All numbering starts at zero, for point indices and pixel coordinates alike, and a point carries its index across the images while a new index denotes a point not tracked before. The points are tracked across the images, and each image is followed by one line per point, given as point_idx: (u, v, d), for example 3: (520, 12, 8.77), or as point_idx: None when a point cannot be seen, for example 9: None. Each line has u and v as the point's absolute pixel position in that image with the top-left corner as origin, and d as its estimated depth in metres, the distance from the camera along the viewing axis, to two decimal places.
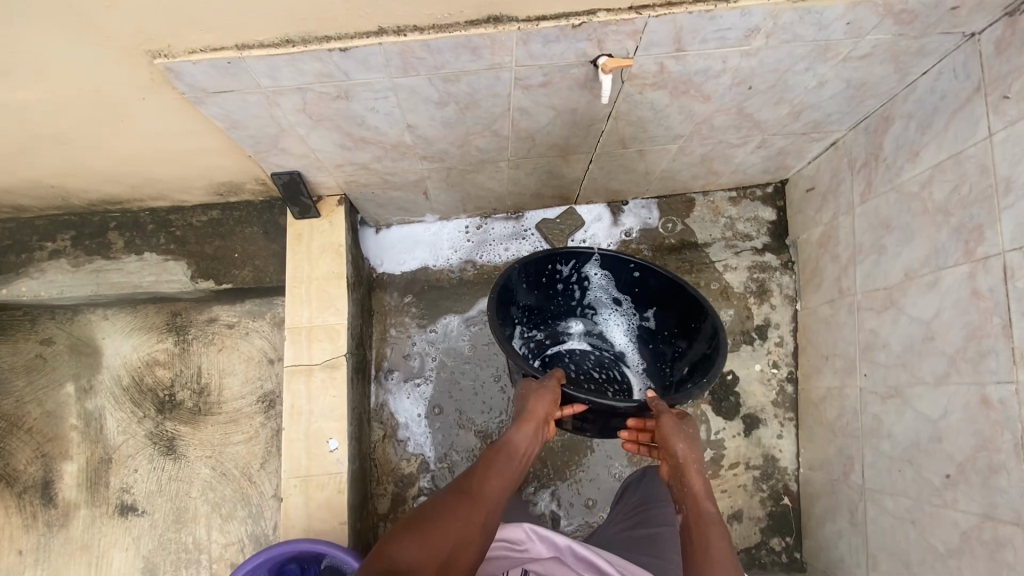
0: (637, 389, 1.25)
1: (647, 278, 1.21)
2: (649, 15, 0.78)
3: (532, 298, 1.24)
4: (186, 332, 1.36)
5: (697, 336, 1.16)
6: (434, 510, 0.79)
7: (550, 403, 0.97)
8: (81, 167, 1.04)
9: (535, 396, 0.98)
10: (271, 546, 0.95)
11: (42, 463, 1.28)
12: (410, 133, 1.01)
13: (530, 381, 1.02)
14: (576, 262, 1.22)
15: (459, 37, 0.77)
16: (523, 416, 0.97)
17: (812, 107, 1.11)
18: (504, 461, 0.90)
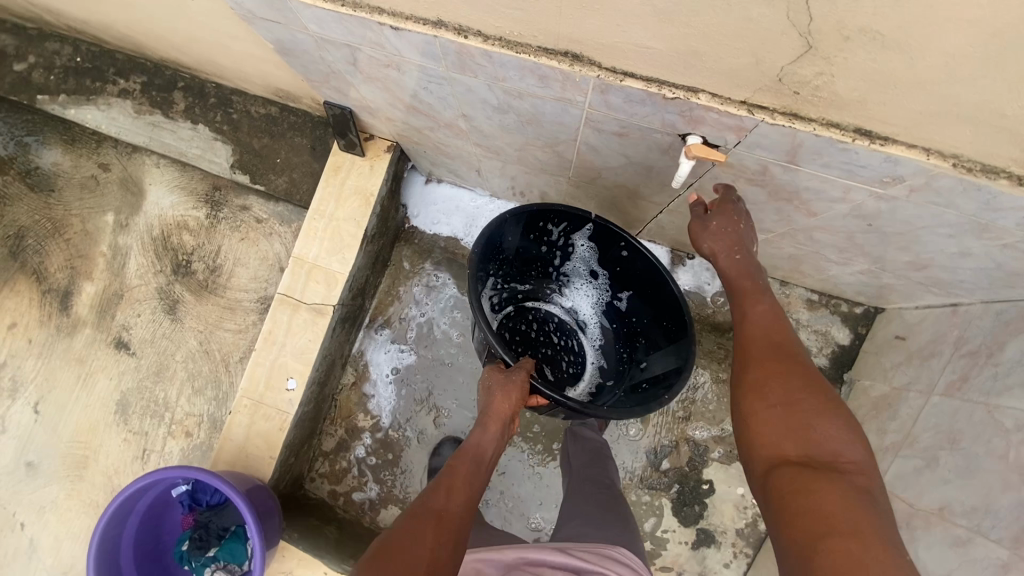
0: (590, 365, 1.18)
1: (634, 262, 1.03)
2: (763, 120, 0.59)
3: (517, 245, 1.07)
4: (219, 210, 1.38)
5: (662, 337, 1.03)
6: (402, 536, 0.68)
7: (516, 401, 0.88)
8: (151, 30, 1.01)
9: (498, 391, 0.89)
10: (186, 465, 0.93)
11: (68, 274, 1.40)
12: (464, 120, 0.90)
13: (494, 370, 0.92)
14: (570, 225, 1.04)
15: (525, 61, 0.63)
16: (486, 414, 0.88)
17: (941, 267, 0.88)
18: (468, 469, 0.81)
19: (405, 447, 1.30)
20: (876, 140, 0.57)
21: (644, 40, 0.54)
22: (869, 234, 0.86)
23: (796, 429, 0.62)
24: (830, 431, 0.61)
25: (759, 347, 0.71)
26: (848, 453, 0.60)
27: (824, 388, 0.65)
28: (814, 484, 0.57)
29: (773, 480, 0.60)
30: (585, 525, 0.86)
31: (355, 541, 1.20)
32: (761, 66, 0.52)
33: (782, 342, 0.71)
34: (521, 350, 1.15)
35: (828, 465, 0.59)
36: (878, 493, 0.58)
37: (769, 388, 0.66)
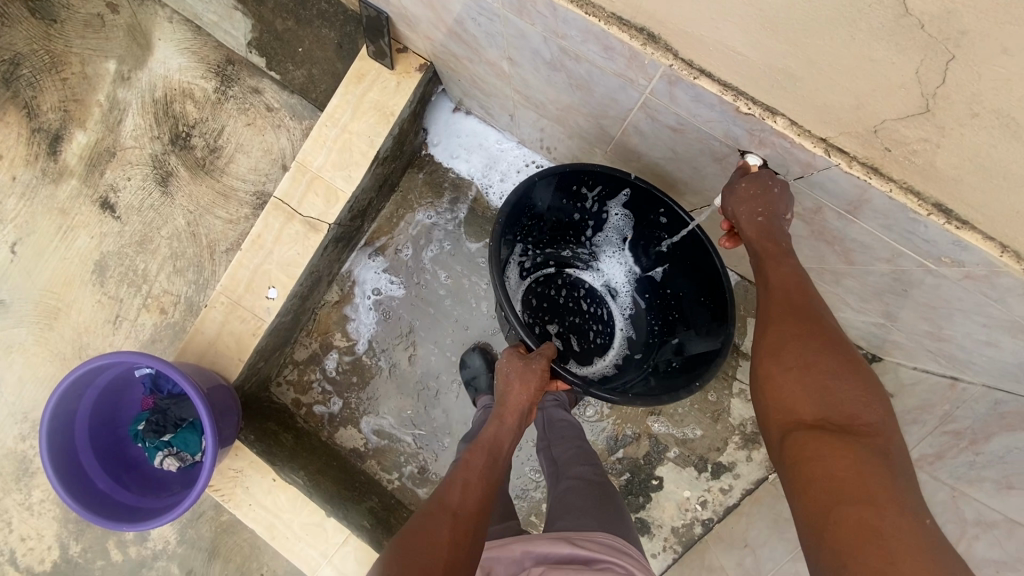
0: (620, 335, 1.12)
1: (672, 234, 0.96)
2: (837, 166, 0.52)
3: (549, 208, 1.00)
4: (229, 86, 1.30)
5: (699, 314, 0.96)
6: (418, 534, 0.67)
7: (534, 391, 0.86)
8: None
9: (517, 380, 0.87)
10: (137, 360, 0.90)
11: (60, 117, 1.31)
12: (507, 63, 0.81)
13: (513, 356, 0.89)
14: (607, 190, 0.97)
15: (592, 25, 0.54)
16: (502, 404, 0.86)
17: (956, 344, 0.84)
18: (483, 464, 0.79)
19: (375, 376, 1.30)
20: (951, 221, 0.50)
21: (739, 46, 0.46)
22: (899, 295, 0.80)
23: (818, 388, 0.56)
24: (856, 386, 0.55)
25: (777, 303, 0.62)
26: (868, 415, 0.54)
27: (842, 345, 0.58)
28: (819, 449, 0.52)
29: (788, 446, 0.55)
30: (583, 520, 0.78)
31: (308, 454, 1.22)
32: (861, 112, 0.45)
33: (804, 304, 0.61)
34: (546, 318, 1.10)
35: (843, 426, 0.53)
36: (900, 456, 0.52)
37: (786, 347, 0.59)
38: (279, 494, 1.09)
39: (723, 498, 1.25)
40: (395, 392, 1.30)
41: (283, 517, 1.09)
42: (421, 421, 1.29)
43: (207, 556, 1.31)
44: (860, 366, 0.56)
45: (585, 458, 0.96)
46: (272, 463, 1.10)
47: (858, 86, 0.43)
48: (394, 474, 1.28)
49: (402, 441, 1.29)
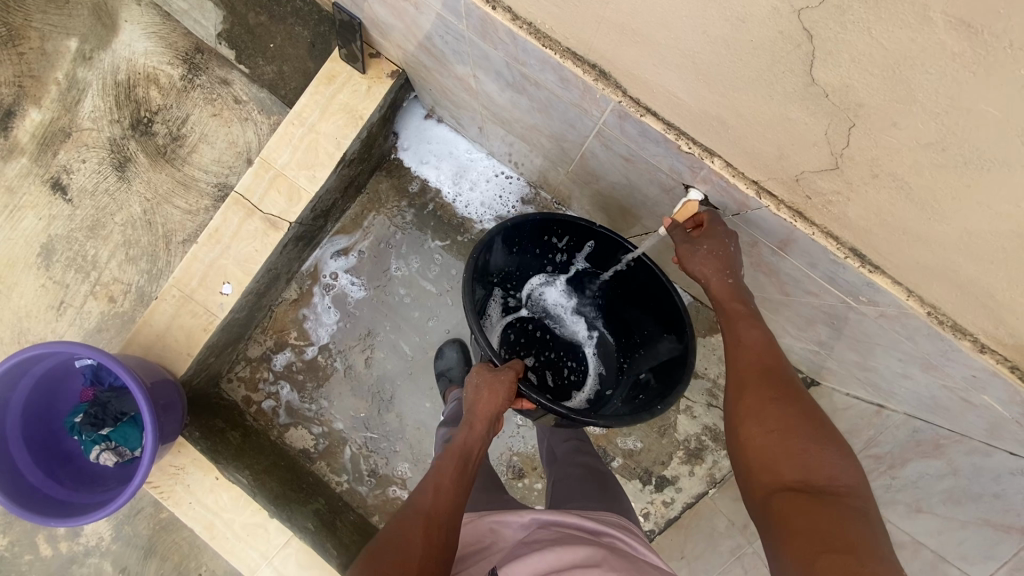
0: (591, 373, 1.09)
1: (634, 272, 0.98)
2: (767, 208, 0.56)
3: (521, 251, 1.02)
4: (196, 74, 1.28)
5: (668, 346, 0.95)
6: (393, 539, 0.70)
7: (501, 400, 0.84)
8: None
9: (485, 389, 0.85)
10: (60, 346, 0.87)
11: (15, 92, 1.27)
12: (475, 81, 0.83)
13: (483, 368, 0.88)
14: (572, 237, 1.00)
15: (549, 57, 0.57)
16: (471, 413, 0.84)
17: (881, 375, 0.90)
18: (453, 472, 0.79)
19: (329, 376, 1.29)
20: (865, 265, 0.55)
21: (675, 94, 0.50)
22: (830, 327, 0.86)
23: (792, 450, 0.61)
24: (829, 450, 0.60)
25: (756, 376, 0.68)
26: (843, 477, 0.59)
27: (817, 419, 0.63)
28: (810, 508, 0.56)
29: (774, 505, 0.59)
30: (587, 501, 0.86)
31: (255, 452, 1.20)
32: (783, 161, 0.49)
33: (774, 367, 0.69)
34: (522, 353, 1.09)
35: (825, 488, 0.58)
36: (872, 515, 0.57)
37: (766, 412, 0.64)
38: (222, 493, 1.07)
39: (665, 510, 1.29)
40: (349, 393, 1.29)
41: (224, 516, 1.07)
42: (374, 423, 1.29)
43: (143, 554, 1.28)
44: (828, 430, 0.62)
45: (583, 447, 1.04)
46: (215, 461, 1.08)
47: (776, 138, 0.47)
48: (342, 475, 1.28)
49: (353, 443, 1.29)
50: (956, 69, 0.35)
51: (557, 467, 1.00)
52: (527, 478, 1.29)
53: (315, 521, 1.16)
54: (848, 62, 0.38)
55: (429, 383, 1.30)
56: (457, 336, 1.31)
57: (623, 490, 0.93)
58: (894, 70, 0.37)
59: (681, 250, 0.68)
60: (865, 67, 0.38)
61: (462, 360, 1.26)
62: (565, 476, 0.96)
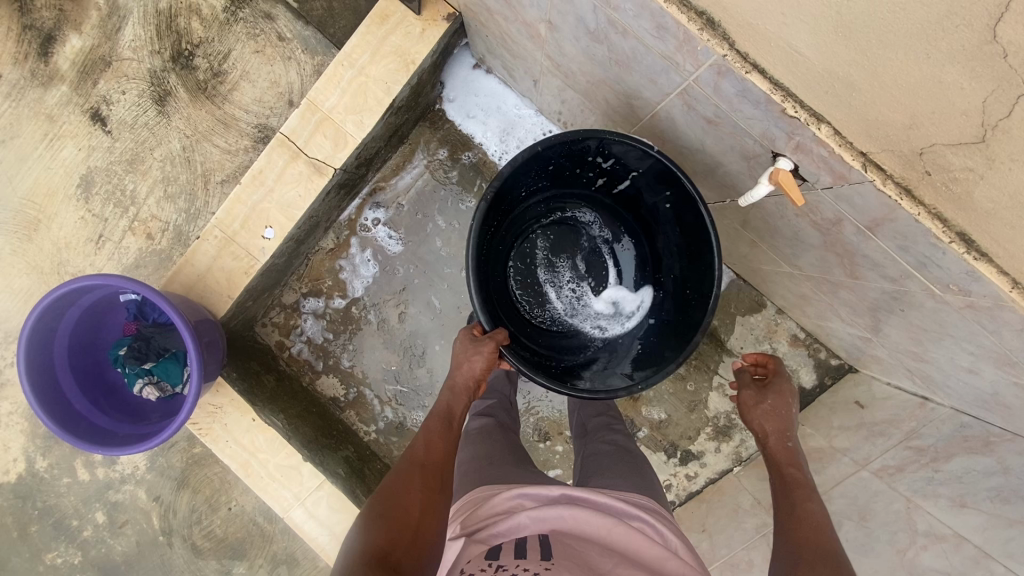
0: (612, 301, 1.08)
1: (682, 214, 0.90)
2: (871, 182, 0.52)
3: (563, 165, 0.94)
4: (240, 7, 1.22)
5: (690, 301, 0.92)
6: (387, 498, 0.69)
7: (479, 369, 0.86)
8: None
9: (466, 358, 0.87)
10: (109, 278, 0.86)
11: (55, 16, 1.23)
12: (547, 29, 0.78)
13: (465, 339, 0.89)
14: (622, 162, 0.91)
15: (651, 2, 0.52)
16: (452, 379, 0.87)
17: (937, 368, 0.87)
18: (439, 429, 0.81)
19: (362, 327, 1.29)
20: (971, 252, 0.51)
21: (800, 47, 0.46)
22: (893, 314, 0.82)
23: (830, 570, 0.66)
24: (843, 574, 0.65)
25: (808, 526, 0.73)
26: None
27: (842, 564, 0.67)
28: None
29: None
30: (617, 479, 0.80)
31: (288, 397, 1.22)
32: (911, 132, 0.45)
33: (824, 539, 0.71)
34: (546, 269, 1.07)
35: None
36: None
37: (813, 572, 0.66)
38: (258, 434, 1.09)
39: (688, 483, 1.29)
40: (381, 346, 1.29)
41: (259, 457, 1.09)
42: (405, 378, 1.30)
43: (176, 485, 1.32)
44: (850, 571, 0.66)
45: (614, 424, 1.00)
46: (252, 404, 1.10)
47: (915, 102, 0.43)
48: (372, 425, 1.29)
49: (383, 395, 1.30)
50: None
51: (588, 444, 0.96)
52: (552, 442, 1.30)
53: (346, 468, 1.18)
54: None
55: None
56: None
57: (654, 473, 0.88)
58: None
59: (749, 401, 0.90)
60: None
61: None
62: (593, 454, 0.91)
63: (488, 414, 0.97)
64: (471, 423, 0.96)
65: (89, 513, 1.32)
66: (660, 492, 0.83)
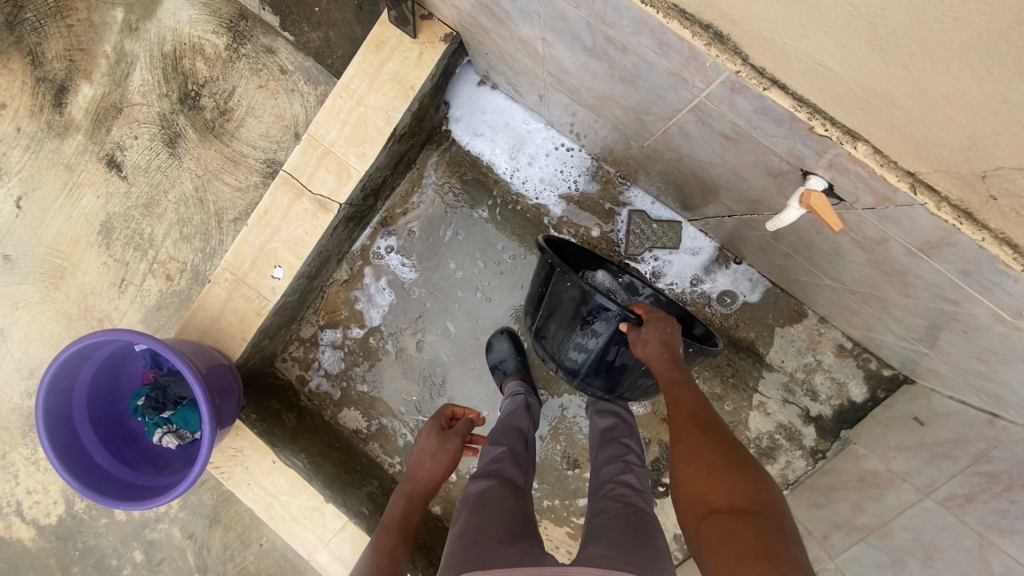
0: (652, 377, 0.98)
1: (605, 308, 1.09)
2: (923, 207, 0.44)
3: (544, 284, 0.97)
4: (241, 43, 1.21)
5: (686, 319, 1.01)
6: None
7: (444, 467, 0.88)
8: None
9: (429, 457, 0.89)
10: (109, 333, 0.85)
11: (67, 67, 1.25)
12: (545, 46, 0.73)
13: (430, 431, 0.92)
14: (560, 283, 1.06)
15: (649, 17, 0.46)
16: (415, 476, 0.88)
17: (1010, 388, 0.77)
18: (391, 544, 0.81)
19: (381, 358, 1.26)
20: None
21: (829, 62, 0.39)
22: (954, 333, 0.73)
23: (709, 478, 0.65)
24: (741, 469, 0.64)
25: (687, 429, 0.72)
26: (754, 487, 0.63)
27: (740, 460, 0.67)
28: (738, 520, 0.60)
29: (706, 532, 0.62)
30: (611, 549, 0.66)
31: (309, 434, 1.20)
32: (967, 156, 0.39)
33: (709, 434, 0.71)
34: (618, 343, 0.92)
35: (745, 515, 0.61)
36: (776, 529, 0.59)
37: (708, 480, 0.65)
38: (279, 476, 1.07)
39: None
40: (401, 376, 1.26)
41: (281, 499, 1.07)
42: (426, 408, 1.26)
43: (208, 522, 1.33)
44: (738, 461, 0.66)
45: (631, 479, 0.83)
46: (272, 445, 1.08)
47: (972, 123, 0.37)
48: (395, 458, 1.26)
49: (405, 426, 1.27)
50: None
51: (596, 498, 0.82)
52: (582, 469, 1.24)
53: (371, 505, 1.15)
54: None
55: (483, 370, 1.25)
56: (512, 321, 1.24)
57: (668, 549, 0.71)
58: None
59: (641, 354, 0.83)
60: None
61: (515, 351, 1.21)
62: (596, 514, 0.78)
63: (493, 472, 0.86)
64: (472, 487, 0.83)
65: (127, 552, 1.34)
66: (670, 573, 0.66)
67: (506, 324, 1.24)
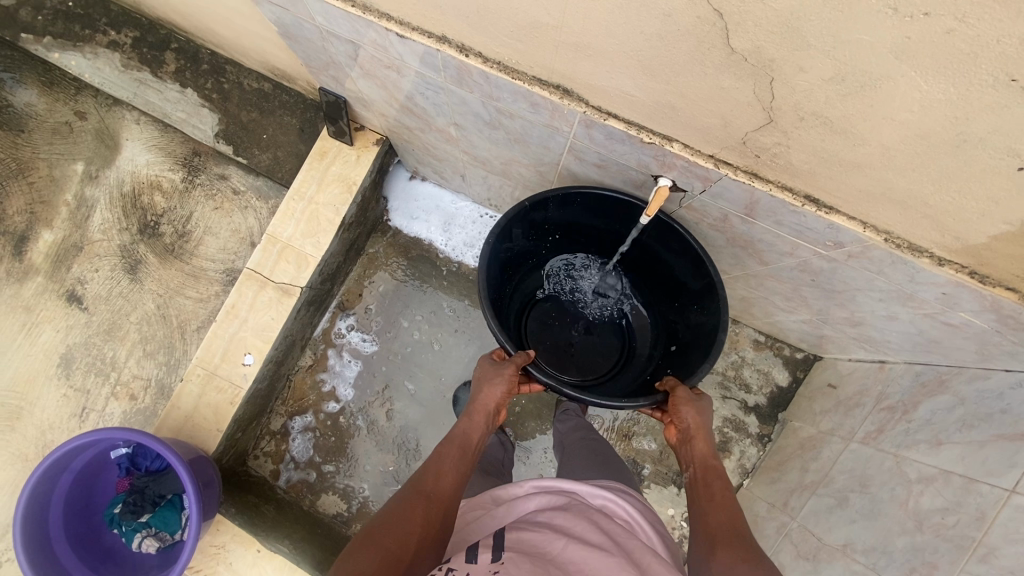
0: (620, 352, 1.10)
1: (642, 252, 0.99)
2: (727, 176, 0.65)
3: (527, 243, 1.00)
4: (196, 175, 1.38)
5: (689, 277, 0.91)
6: (392, 517, 0.67)
7: (502, 394, 0.85)
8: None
9: (486, 383, 0.87)
10: (98, 430, 0.90)
11: (27, 218, 1.36)
12: (457, 129, 0.94)
13: (484, 365, 0.89)
14: (572, 226, 1.00)
15: (519, 87, 0.67)
16: (472, 404, 0.86)
17: (871, 326, 0.96)
18: (456, 453, 0.79)
19: (353, 435, 1.30)
20: (821, 208, 0.64)
21: (629, 90, 0.59)
22: (813, 289, 0.92)
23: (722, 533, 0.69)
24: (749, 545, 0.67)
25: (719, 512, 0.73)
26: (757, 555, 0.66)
27: (745, 543, 0.67)
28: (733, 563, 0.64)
29: None
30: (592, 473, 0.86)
31: (290, 523, 1.19)
32: (728, 128, 0.57)
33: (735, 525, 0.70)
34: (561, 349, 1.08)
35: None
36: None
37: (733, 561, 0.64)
38: (265, 565, 1.06)
39: None
40: (375, 448, 1.30)
41: None
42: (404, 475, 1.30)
43: None
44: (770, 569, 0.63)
45: (588, 434, 1.03)
46: (255, 534, 1.08)
47: (717, 106, 0.54)
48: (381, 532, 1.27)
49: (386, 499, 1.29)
50: (828, 15, 0.41)
51: (565, 455, 0.99)
52: None
53: None
54: (753, 29, 0.44)
55: (453, 424, 1.32)
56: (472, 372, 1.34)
57: (623, 464, 0.94)
58: (787, 26, 0.43)
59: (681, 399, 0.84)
60: (764, 31, 0.44)
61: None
62: (569, 456, 0.97)
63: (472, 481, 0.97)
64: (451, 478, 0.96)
65: None
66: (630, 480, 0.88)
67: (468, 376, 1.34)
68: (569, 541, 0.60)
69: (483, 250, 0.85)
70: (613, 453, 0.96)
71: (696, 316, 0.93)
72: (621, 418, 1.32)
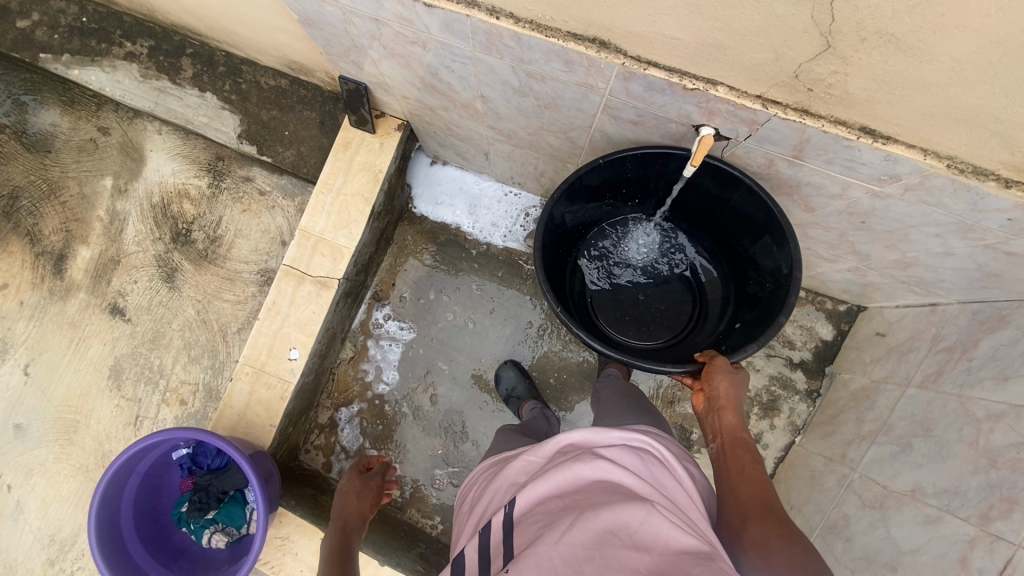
0: (684, 316, 1.09)
1: (716, 213, 0.97)
2: (776, 116, 0.63)
3: (590, 203, 0.99)
4: (221, 179, 1.39)
5: (771, 252, 0.89)
6: None
7: (369, 505, 0.97)
8: None
9: (354, 496, 0.97)
10: (168, 429, 0.91)
11: (63, 237, 1.39)
12: (483, 102, 0.93)
13: (352, 477, 1.00)
14: (641, 187, 0.98)
15: (554, 45, 0.66)
16: (345, 512, 0.94)
17: (923, 266, 0.93)
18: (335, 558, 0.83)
19: (399, 423, 1.31)
20: (877, 139, 0.61)
21: (674, 33, 0.58)
22: (861, 232, 0.90)
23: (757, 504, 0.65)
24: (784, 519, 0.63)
25: (749, 482, 0.69)
26: (794, 531, 0.61)
27: (778, 516, 0.63)
28: (770, 536, 0.60)
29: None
30: (629, 416, 0.84)
31: None
32: (780, 63, 0.56)
33: (766, 496, 0.66)
34: (618, 312, 1.09)
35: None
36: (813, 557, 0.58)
37: (770, 538, 0.60)
38: None
39: None
40: (422, 434, 1.31)
41: None
42: (454, 458, 1.30)
43: None
44: (808, 548, 0.59)
45: (625, 384, 1.01)
46: (317, 524, 1.10)
47: (768, 39, 0.54)
48: (436, 514, 1.28)
49: (438, 483, 1.30)
50: None
51: (599, 402, 0.99)
52: None
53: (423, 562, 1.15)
54: None
55: (497, 403, 1.32)
56: (512, 350, 1.34)
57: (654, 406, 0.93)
58: None
59: (718, 367, 0.83)
60: None
61: (522, 376, 1.29)
62: (603, 401, 0.98)
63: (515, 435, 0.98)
64: (495, 437, 0.96)
65: None
66: (662, 421, 0.87)
67: (507, 355, 1.34)
68: (579, 519, 0.50)
69: (545, 202, 0.86)
70: (647, 403, 0.92)
71: (772, 277, 0.90)
72: (664, 385, 1.31)
